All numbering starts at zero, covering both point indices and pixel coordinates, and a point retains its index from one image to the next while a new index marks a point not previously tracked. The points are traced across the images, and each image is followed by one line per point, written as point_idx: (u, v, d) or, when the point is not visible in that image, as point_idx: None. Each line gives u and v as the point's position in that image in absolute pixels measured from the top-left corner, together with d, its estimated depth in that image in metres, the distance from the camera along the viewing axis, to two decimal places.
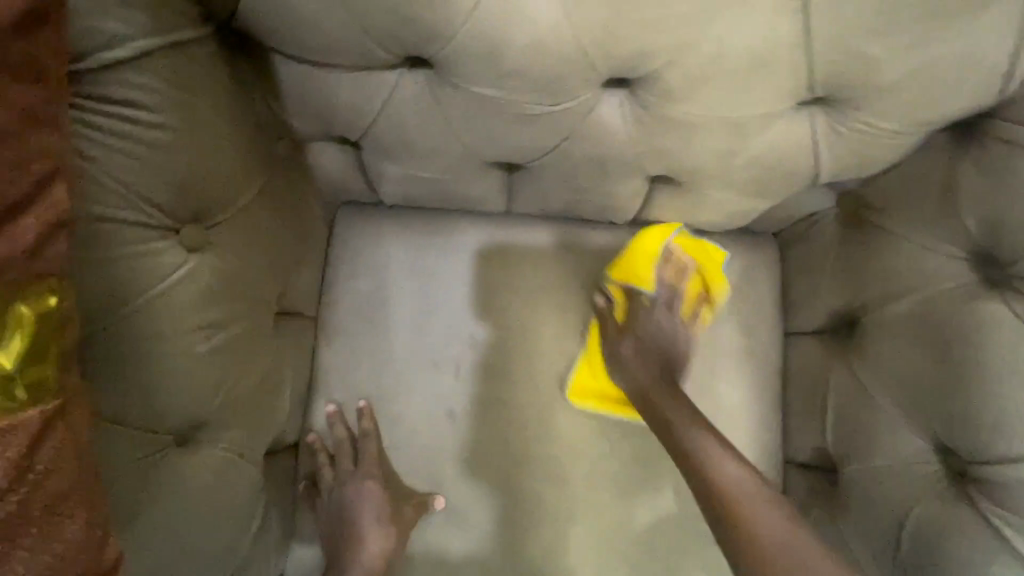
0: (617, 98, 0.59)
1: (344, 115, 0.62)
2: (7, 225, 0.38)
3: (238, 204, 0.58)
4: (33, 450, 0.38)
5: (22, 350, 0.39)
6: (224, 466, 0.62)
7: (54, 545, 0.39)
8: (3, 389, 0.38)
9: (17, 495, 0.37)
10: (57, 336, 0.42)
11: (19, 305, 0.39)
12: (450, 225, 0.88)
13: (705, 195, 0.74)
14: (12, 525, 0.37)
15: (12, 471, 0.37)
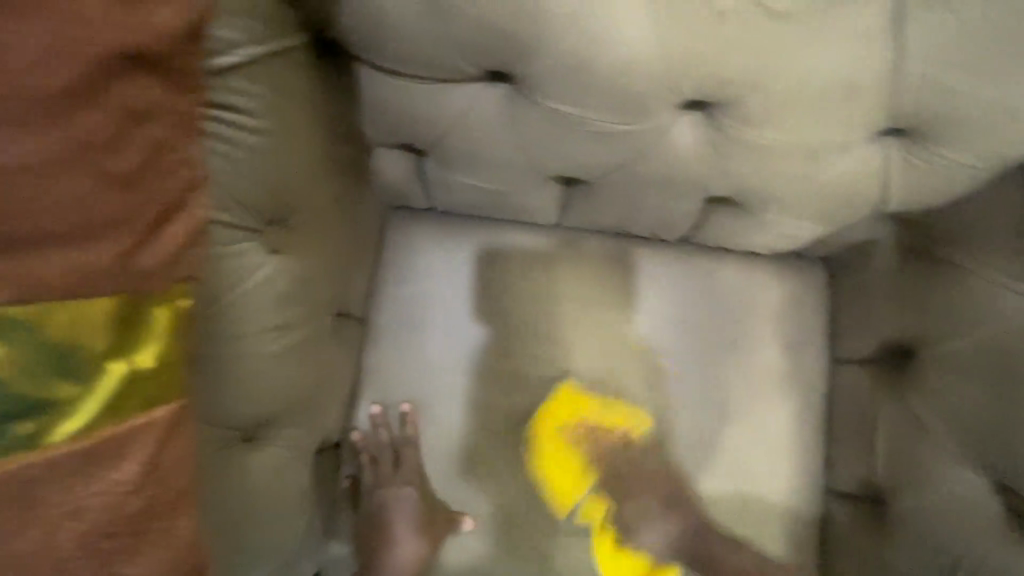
0: (691, 120, 0.60)
1: (420, 126, 0.63)
2: (155, 233, 0.42)
3: (314, 208, 0.59)
4: (158, 452, 0.43)
5: (158, 352, 0.43)
6: (283, 464, 0.63)
7: (170, 540, 0.43)
8: (139, 386, 0.42)
9: (143, 493, 0.42)
10: (182, 337, 0.45)
11: (154, 311, 0.43)
12: (498, 235, 0.88)
13: (764, 220, 0.74)
14: (137, 521, 0.41)
15: (140, 471, 0.42)
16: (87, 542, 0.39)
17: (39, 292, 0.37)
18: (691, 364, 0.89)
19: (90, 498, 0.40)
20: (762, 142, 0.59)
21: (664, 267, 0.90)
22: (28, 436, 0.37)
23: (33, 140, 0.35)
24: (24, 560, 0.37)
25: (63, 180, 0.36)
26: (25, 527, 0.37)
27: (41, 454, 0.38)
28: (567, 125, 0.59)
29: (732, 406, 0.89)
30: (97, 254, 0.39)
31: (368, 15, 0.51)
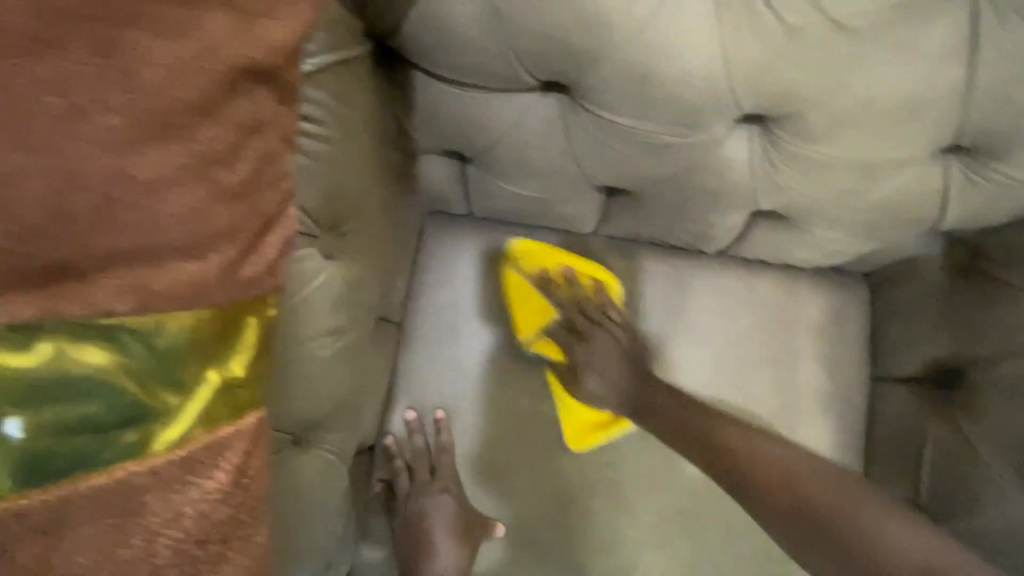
0: (748, 133, 0.59)
1: (472, 134, 0.63)
2: (256, 244, 0.41)
3: (365, 213, 0.59)
4: (245, 458, 0.42)
5: (247, 358, 0.43)
6: (327, 468, 0.63)
7: (252, 547, 0.43)
8: (230, 392, 0.42)
9: (233, 498, 0.42)
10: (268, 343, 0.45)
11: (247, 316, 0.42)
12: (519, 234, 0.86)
13: (813, 235, 0.72)
14: (227, 526, 0.41)
15: (229, 478, 0.41)
16: (181, 548, 0.39)
17: (148, 304, 0.37)
18: (729, 377, 0.88)
19: (184, 506, 0.40)
20: (819, 157, 0.58)
21: (685, 275, 0.88)
22: (134, 444, 0.39)
23: (148, 155, 0.35)
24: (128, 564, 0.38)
25: (172, 192, 0.36)
26: (129, 532, 0.38)
27: (143, 462, 0.38)
28: (621, 136, 0.59)
29: (771, 421, 0.87)
30: (200, 267, 0.38)
31: (433, 26, 0.52)
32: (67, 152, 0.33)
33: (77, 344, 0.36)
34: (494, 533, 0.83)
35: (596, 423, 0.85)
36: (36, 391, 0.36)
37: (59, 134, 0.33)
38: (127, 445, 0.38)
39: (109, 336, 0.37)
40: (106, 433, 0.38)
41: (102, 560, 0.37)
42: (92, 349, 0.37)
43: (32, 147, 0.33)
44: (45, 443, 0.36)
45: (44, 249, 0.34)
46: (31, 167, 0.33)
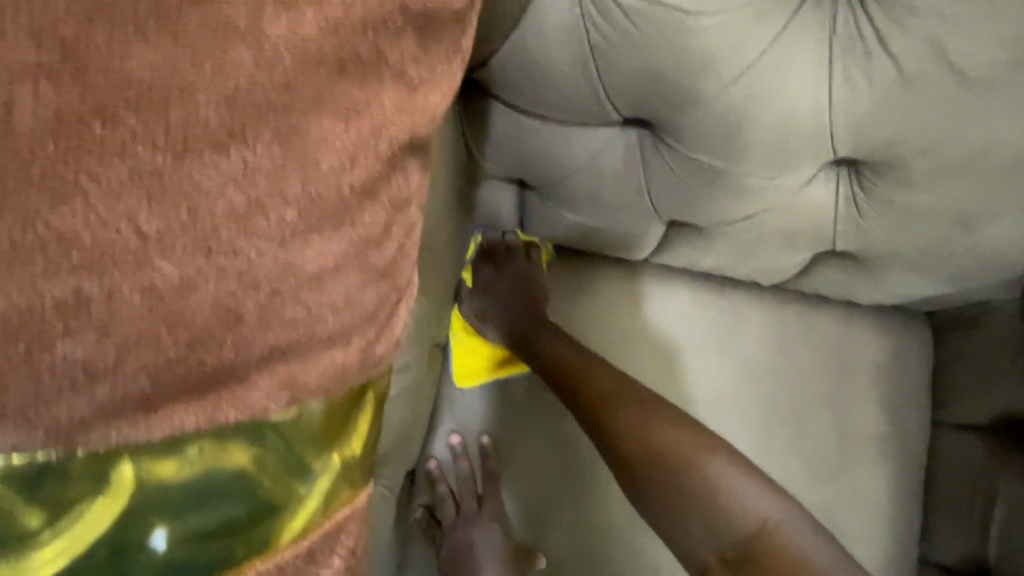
0: (834, 176, 0.57)
1: (545, 166, 0.62)
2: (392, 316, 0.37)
3: (432, 245, 0.58)
4: (355, 537, 0.37)
5: (363, 430, 0.38)
6: (382, 503, 0.60)
7: None
8: (350, 472, 0.37)
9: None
10: (379, 409, 0.40)
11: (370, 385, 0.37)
12: (578, 257, 0.85)
13: (889, 279, 0.69)
14: None
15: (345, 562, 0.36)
16: None
17: (298, 394, 0.32)
18: (784, 415, 0.85)
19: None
20: (912, 205, 0.56)
21: (720, 304, 0.86)
22: (263, 549, 0.32)
23: (316, 241, 0.31)
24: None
25: (336, 279, 0.32)
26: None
27: (267, 562, 0.32)
28: (703, 176, 0.57)
29: (828, 463, 0.84)
30: (343, 355, 0.34)
31: (524, 61, 0.51)
32: (242, 250, 0.29)
33: (221, 442, 0.30)
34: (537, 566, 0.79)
35: (492, 358, 0.84)
36: (174, 502, 0.30)
37: (233, 232, 0.28)
38: (259, 553, 0.32)
39: (254, 432, 0.31)
40: (236, 542, 0.31)
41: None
42: (235, 449, 0.31)
43: (217, 251, 0.28)
44: (179, 560, 0.30)
45: (206, 353, 0.29)
46: (205, 270, 0.28)
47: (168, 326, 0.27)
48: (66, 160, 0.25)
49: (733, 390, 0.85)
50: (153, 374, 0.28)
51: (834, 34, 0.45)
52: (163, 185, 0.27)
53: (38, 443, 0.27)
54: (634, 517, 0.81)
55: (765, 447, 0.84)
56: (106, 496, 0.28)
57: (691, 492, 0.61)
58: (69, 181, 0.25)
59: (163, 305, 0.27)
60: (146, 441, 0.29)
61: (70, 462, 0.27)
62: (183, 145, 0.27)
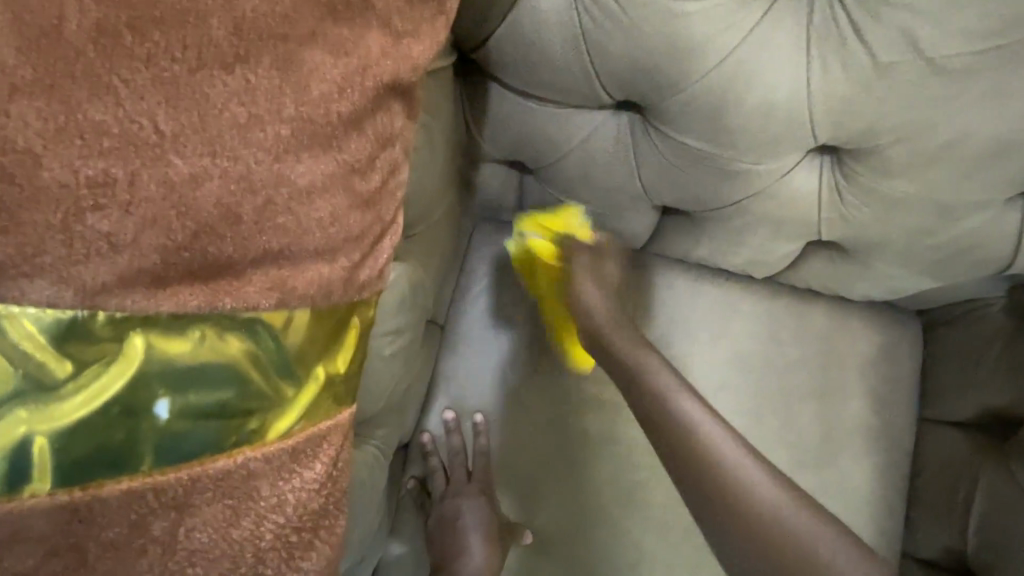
0: (817, 163, 0.60)
1: (539, 147, 0.65)
2: (374, 251, 0.41)
3: (429, 217, 0.61)
4: (337, 455, 0.41)
5: (348, 356, 0.42)
6: (375, 463, 0.63)
7: (324, 547, 0.40)
8: (333, 391, 0.41)
9: (325, 492, 0.40)
10: (364, 340, 0.44)
11: (353, 313, 0.42)
12: None
13: (875, 271, 0.71)
14: (317, 514, 0.39)
15: (326, 475, 0.40)
16: (285, 534, 0.37)
17: (286, 298, 0.36)
18: (771, 404, 0.87)
19: (288, 492, 0.38)
20: (893, 193, 0.58)
21: (717, 298, 0.88)
22: (252, 436, 0.36)
23: (310, 165, 0.35)
24: (236, 546, 0.35)
25: (323, 199, 0.36)
26: (240, 516, 0.35)
27: (258, 449, 0.36)
28: (689, 159, 0.60)
29: (812, 451, 0.86)
30: (328, 269, 0.38)
31: (520, 41, 0.54)
32: (242, 158, 0.33)
33: (219, 331, 0.35)
34: (522, 541, 0.81)
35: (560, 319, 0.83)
36: (175, 377, 0.34)
37: (236, 146, 0.33)
38: (248, 441, 0.36)
39: (247, 326, 0.35)
40: (229, 424, 0.35)
41: (217, 542, 0.35)
42: (234, 338, 0.35)
43: (220, 158, 0.32)
44: (179, 430, 0.34)
45: (208, 244, 0.33)
46: (213, 175, 0.32)
47: (177, 215, 0.32)
48: (105, 69, 0.30)
49: (724, 379, 0.87)
50: (162, 254, 0.32)
51: (812, 21, 0.47)
52: (181, 101, 0.31)
53: (67, 302, 0.30)
54: (618, 498, 0.84)
55: (749, 433, 0.86)
56: (120, 359, 0.32)
57: (749, 516, 0.61)
58: (105, 82, 0.30)
59: (174, 197, 0.32)
60: (155, 313, 0.33)
61: (94, 322, 0.31)
62: (198, 69, 0.31)
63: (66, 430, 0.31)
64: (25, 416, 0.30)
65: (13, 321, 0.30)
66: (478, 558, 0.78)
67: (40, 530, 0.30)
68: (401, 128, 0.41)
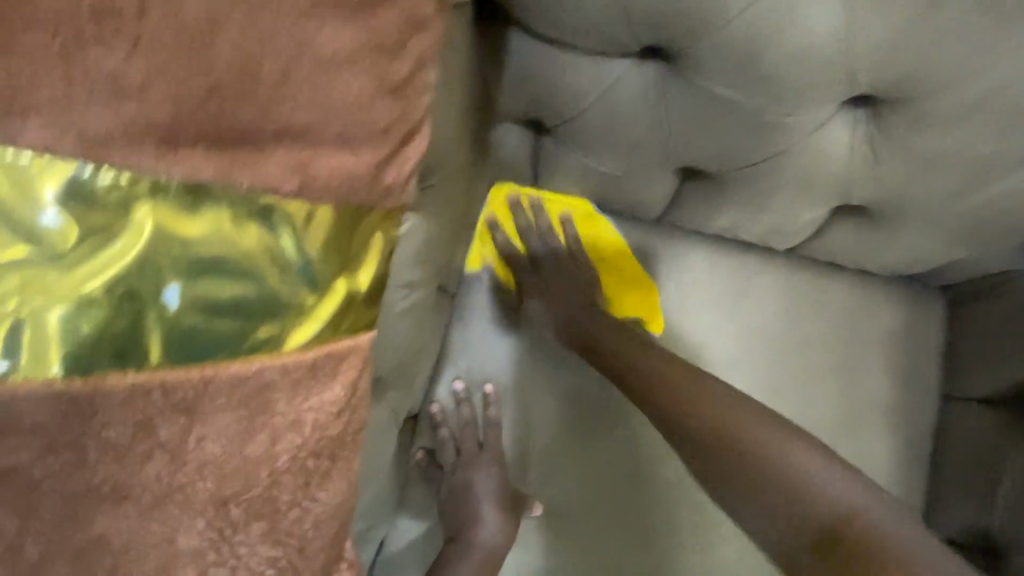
0: (852, 118, 0.58)
1: (558, 99, 0.63)
2: (394, 158, 0.39)
3: (445, 170, 0.59)
4: (359, 377, 0.40)
5: (370, 272, 0.41)
6: (385, 426, 0.61)
7: (341, 479, 0.40)
8: (353, 309, 0.40)
9: (342, 421, 0.39)
10: (388, 259, 0.42)
11: (376, 229, 0.40)
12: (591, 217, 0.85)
13: (903, 237, 0.70)
14: (334, 443, 0.39)
15: (342, 401, 0.39)
16: (298, 457, 0.37)
17: (304, 189, 0.35)
18: (790, 377, 0.85)
19: (306, 411, 0.37)
20: (928, 147, 0.56)
21: (734, 271, 0.86)
22: (267, 344, 0.36)
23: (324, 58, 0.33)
24: (250, 464, 0.35)
25: (341, 76, 0.35)
26: (255, 431, 0.35)
27: (275, 359, 0.36)
28: (721, 108, 0.57)
29: (830, 423, 0.84)
30: (346, 158, 0.36)
31: None
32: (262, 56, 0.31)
33: (235, 220, 0.34)
34: (531, 513, 0.80)
35: (606, 262, 0.85)
36: (190, 264, 0.33)
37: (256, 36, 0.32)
38: (263, 348, 0.35)
39: (263, 215, 0.34)
40: (245, 321, 0.35)
41: (226, 455, 0.34)
42: (249, 227, 0.34)
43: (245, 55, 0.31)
44: (191, 329, 0.33)
45: (219, 106, 0.32)
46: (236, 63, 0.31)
47: (190, 72, 0.31)
48: None
49: (742, 352, 0.85)
50: (173, 108, 0.31)
51: None
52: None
53: (65, 151, 0.29)
54: (631, 467, 0.83)
55: (768, 407, 0.84)
56: (125, 232, 0.31)
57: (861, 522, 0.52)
58: None
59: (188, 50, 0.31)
60: (161, 182, 0.32)
61: (96, 186, 0.30)
62: None
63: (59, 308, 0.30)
64: (18, 284, 0.29)
65: (5, 169, 0.29)
66: (485, 529, 0.76)
67: (35, 419, 0.30)
68: (418, 55, 0.39)
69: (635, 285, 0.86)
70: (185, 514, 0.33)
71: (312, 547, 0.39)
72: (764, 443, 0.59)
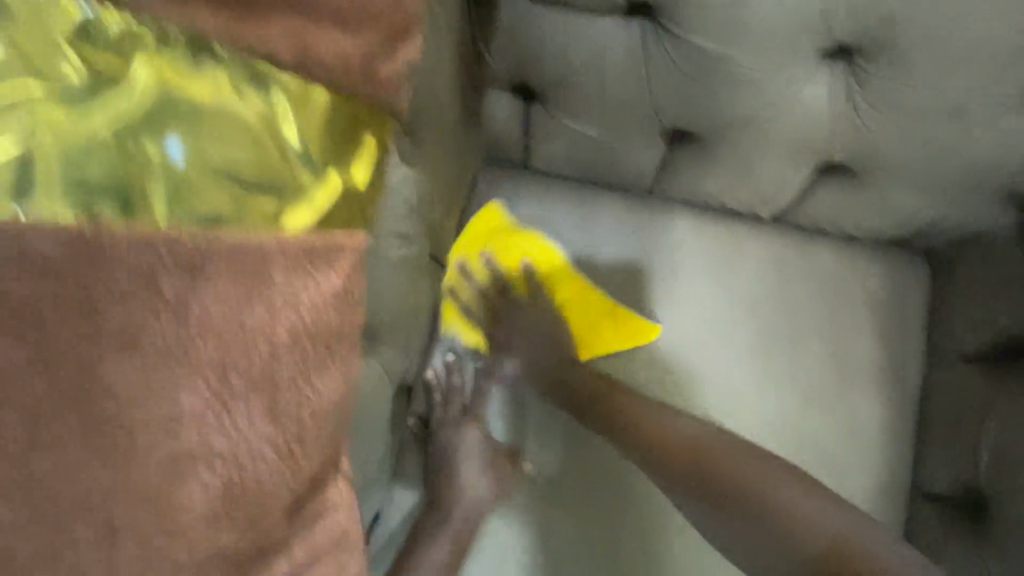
0: (828, 71, 0.60)
1: (546, 60, 0.65)
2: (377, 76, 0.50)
3: (436, 127, 0.60)
4: (351, 277, 0.49)
5: (358, 176, 0.51)
6: (382, 380, 0.62)
7: (337, 364, 0.49)
8: (340, 205, 0.49)
9: (336, 309, 0.48)
10: (373, 170, 0.52)
11: (365, 136, 0.51)
12: (582, 189, 0.87)
13: (884, 193, 0.72)
14: (324, 327, 0.47)
15: (341, 292, 0.48)
16: (298, 326, 0.45)
17: None
18: (781, 341, 0.86)
19: (303, 289, 0.46)
20: (903, 92, 0.59)
21: (724, 239, 0.87)
22: (269, 222, 0.45)
23: None
24: (263, 316, 0.44)
25: None
26: (268, 290, 0.44)
27: (277, 234, 0.46)
28: (704, 61, 0.60)
29: (820, 384, 0.85)
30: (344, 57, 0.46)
31: None
32: None
33: (274, 127, 0.46)
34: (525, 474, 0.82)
35: (575, 309, 0.87)
36: (231, 152, 0.45)
37: None
38: (265, 225, 0.45)
39: (294, 125, 0.47)
40: (259, 202, 0.45)
41: (229, 318, 0.43)
42: (286, 133, 0.47)
43: None
44: (209, 204, 0.44)
45: None
46: None
47: None
48: None
49: (732, 318, 0.86)
50: None
51: None
52: None
53: None
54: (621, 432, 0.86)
55: (758, 371, 0.86)
56: (193, 121, 0.44)
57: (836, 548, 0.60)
58: None
59: None
60: (223, 94, 0.45)
61: (178, 91, 0.44)
62: None
63: (142, 171, 0.42)
64: (116, 151, 0.42)
65: None
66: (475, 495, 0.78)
67: (109, 244, 0.40)
68: None
69: (604, 319, 0.86)
70: (203, 342, 0.42)
71: (309, 436, 0.47)
72: (738, 477, 0.68)
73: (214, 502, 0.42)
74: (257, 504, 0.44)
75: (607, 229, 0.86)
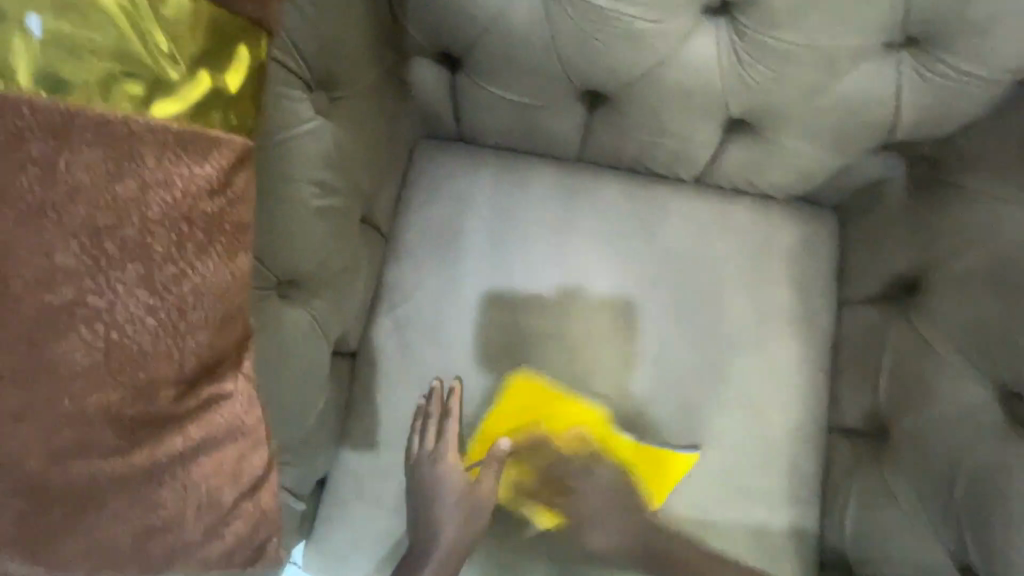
0: (713, 27, 0.66)
1: (458, 24, 0.69)
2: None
3: (356, 90, 0.66)
4: (231, 172, 0.50)
5: (237, 82, 0.51)
6: (312, 329, 0.65)
7: (224, 260, 0.49)
8: (218, 106, 0.50)
9: (219, 202, 0.49)
10: (256, 80, 0.52)
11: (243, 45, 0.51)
12: (515, 159, 0.91)
13: (783, 146, 0.79)
14: (206, 220, 0.48)
15: (217, 184, 0.49)
16: (172, 208, 0.46)
17: None
18: (705, 293, 0.90)
19: (177, 175, 0.47)
20: (782, 44, 0.65)
21: (648, 199, 0.91)
22: (136, 105, 0.46)
23: None
24: (130, 190, 0.45)
25: None
26: (136, 168, 0.46)
27: (143, 118, 0.46)
28: (599, 19, 0.65)
29: (742, 331, 0.90)
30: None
31: None
32: None
33: (142, 14, 0.47)
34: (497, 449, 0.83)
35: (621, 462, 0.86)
36: (99, 34, 0.45)
37: None
38: (132, 107, 0.46)
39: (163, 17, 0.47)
40: (127, 84, 0.46)
41: (95, 186, 0.45)
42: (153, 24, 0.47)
43: None
44: (76, 80, 0.45)
45: None
46: None
47: None
48: None
49: (660, 274, 0.90)
50: None
51: None
52: None
53: None
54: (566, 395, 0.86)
55: (686, 323, 0.90)
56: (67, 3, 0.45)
57: None
58: None
59: None
60: None
61: None
62: None
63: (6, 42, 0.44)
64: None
65: None
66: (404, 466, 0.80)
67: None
68: None
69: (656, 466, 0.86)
70: (70, 205, 0.44)
71: (192, 312, 0.48)
72: None
73: (99, 360, 0.45)
74: (140, 367, 0.46)
75: (539, 194, 0.90)
